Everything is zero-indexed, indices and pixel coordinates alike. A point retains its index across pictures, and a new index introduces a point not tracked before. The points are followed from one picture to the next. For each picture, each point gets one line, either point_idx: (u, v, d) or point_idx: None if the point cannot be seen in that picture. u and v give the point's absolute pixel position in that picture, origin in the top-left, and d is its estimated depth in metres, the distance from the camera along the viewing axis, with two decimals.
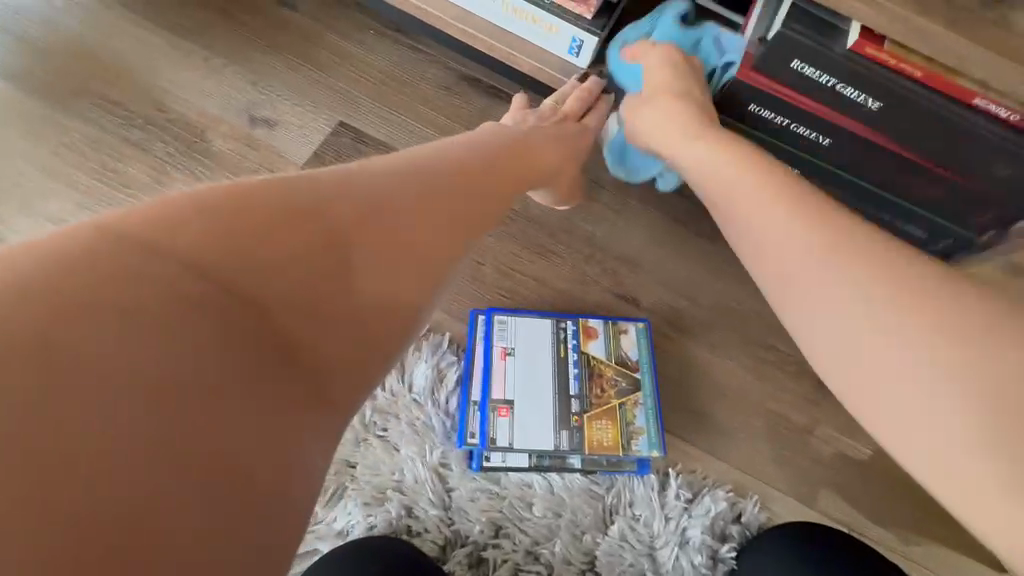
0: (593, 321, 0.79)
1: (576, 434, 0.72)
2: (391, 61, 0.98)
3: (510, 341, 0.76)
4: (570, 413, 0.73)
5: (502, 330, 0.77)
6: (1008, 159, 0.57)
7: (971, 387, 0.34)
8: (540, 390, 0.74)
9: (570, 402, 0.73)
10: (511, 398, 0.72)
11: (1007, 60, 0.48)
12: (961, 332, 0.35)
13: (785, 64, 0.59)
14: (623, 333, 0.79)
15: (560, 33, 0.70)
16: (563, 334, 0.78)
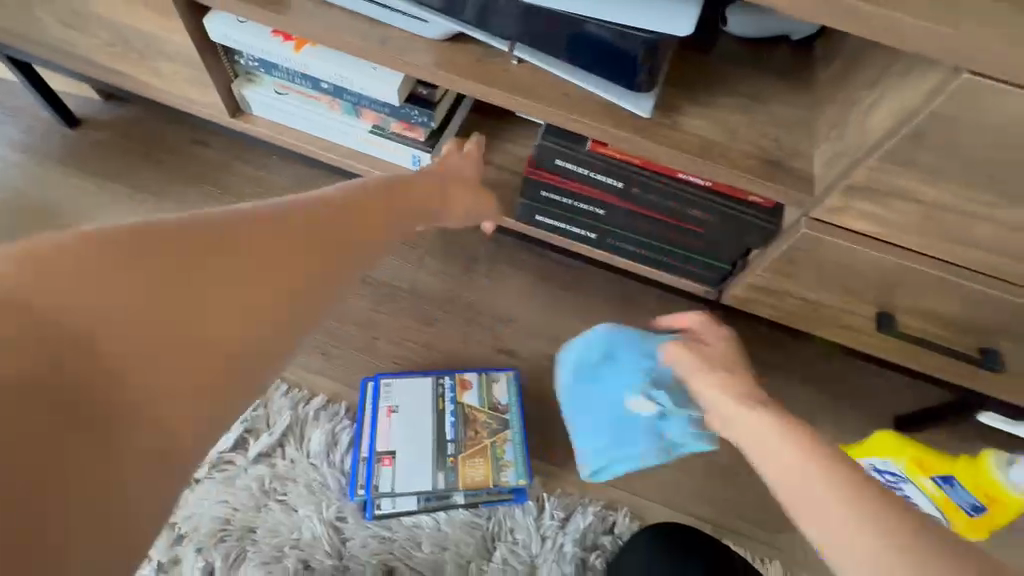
0: (469, 373, 0.93)
1: (451, 473, 0.84)
2: (292, 178, 1.17)
3: (394, 400, 0.89)
4: (446, 455, 0.85)
5: (388, 392, 0.90)
6: (718, 215, 0.76)
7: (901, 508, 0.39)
8: (419, 440, 0.86)
9: (446, 446, 0.86)
10: (394, 450, 0.84)
11: (677, 150, 0.69)
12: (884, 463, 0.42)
13: (552, 163, 0.79)
14: (494, 381, 0.93)
15: (404, 152, 0.91)
16: (441, 388, 0.92)
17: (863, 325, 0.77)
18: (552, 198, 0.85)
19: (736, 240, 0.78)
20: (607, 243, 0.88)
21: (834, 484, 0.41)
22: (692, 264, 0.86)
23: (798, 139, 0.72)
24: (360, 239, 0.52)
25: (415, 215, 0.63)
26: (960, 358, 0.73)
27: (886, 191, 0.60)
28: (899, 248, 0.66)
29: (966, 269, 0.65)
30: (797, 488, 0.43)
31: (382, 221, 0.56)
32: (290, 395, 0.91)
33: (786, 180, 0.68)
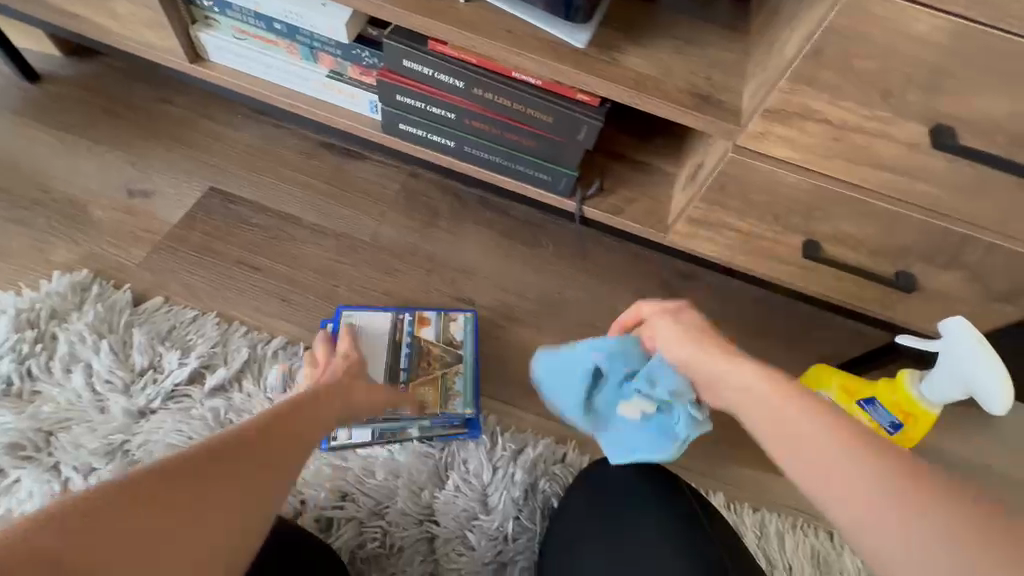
0: (428, 314, 0.95)
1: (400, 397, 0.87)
2: (257, 135, 1.18)
3: (351, 330, 0.92)
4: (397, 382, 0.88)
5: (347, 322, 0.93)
6: (549, 112, 0.80)
7: (941, 517, 0.40)
8: (372, 364, 0.89)
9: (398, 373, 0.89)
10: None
11: (613, 83, 0.73)
12: (903, 480, 0.42)
13: (400, 63, 0.82)
14: (452, 321, 0.96)
15: (361, 98, 0.93)
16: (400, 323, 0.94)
17: (791, 256, 0.83)
18: (406, 102, 0.87)
19: (572, 136, 0.82)
20: (465, 149, 0.91)
21: (886, 516, 0.41)
22: (543, 169, 0.89)
23: (727, 77, 0.77)
24: (295, 439, 0.52)
25: (352, 395, 0.66)
26: (875, 279, 0.80)
27: (799, 113, 0.65)
28: (817, 173, 0.71)
29: (876, 191, 0.70)
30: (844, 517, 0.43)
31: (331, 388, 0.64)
32: (249, 336, 0.94)
33: (715, 112, 0.72)
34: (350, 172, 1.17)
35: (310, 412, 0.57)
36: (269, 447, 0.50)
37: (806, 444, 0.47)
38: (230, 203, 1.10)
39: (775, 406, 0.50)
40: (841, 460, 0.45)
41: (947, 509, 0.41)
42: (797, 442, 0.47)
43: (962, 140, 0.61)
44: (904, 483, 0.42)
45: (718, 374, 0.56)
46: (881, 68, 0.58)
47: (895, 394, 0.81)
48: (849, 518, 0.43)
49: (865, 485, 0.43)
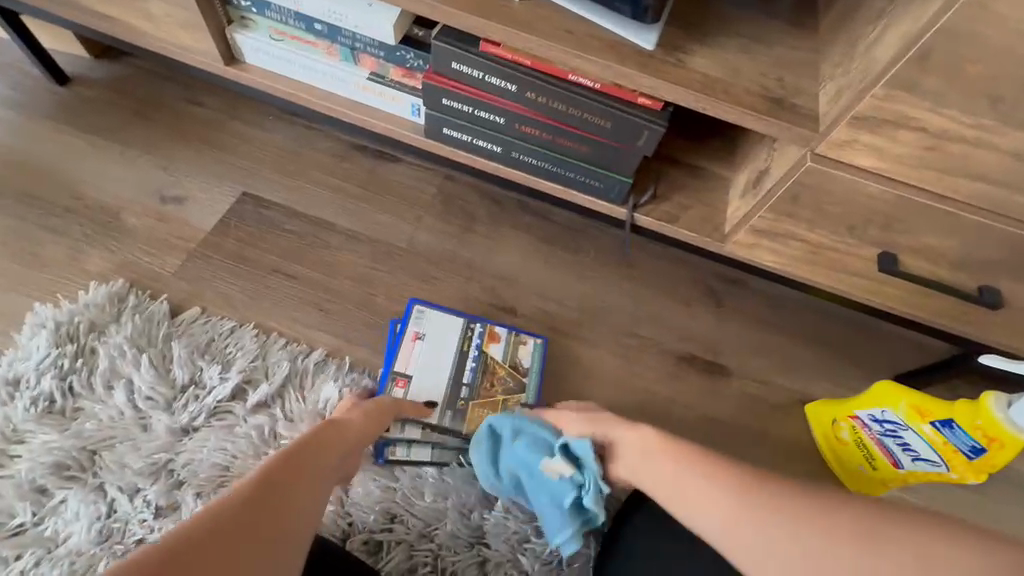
0: (501, 334, 0.92)
1: (457, 415, 0.85)
2: (288, 138, 1.15)
3: (418, 326, 0.89)
4: (458, 398, 0.86)
5: (419, 317, 0.91)
6: (608, 116, 0.75)
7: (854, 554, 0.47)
8: (437, 372, 0.87)
9: (461, 388, 0.86)
10: (410, 373, 0.86)
11: (681, 87, 0.69)
12: (817, 526, 0.49)
13: (448, 66, 0.78)
14: (522, 343, 0.93)
15: (404, 101, 0.89)
16: (471, 332, 0.91)
17: (863, 269, 0.78)
18: (453, 106, 0.83)
19: (631, 142, 0.78)
20: (512, 155, 0.86)
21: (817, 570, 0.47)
22: (595, 175, 0.84)
23: (800, 79, 0.72)
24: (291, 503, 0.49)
25: (347, 439, 0.62)
26: (958, 296, 0.74)
27: (891, 120, 0.60)
28: (903, 182, 0.65)
29: (967, 202, 0.65)
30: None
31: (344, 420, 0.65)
32: (289, 349, 0.92)
33: (791, 117, 0.67)
34: (384, 176, 1.14)
35: (305, 464, 0.53)
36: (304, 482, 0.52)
37: (737, 526, 0.52)
38: (264, 208, 1.07)
39: (700, 485, 0.55)
40: (766, 528, 0.50)
41: (853, 545, 0.48)
42: (762, 554, 0.49)
43: None
44: (819, 530, 0.49)
45: (666, 484, 0.59)
46: (992, 72, 0.53)
47: (978, 418, 0.76)
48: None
49: (790, 545, 0.49)
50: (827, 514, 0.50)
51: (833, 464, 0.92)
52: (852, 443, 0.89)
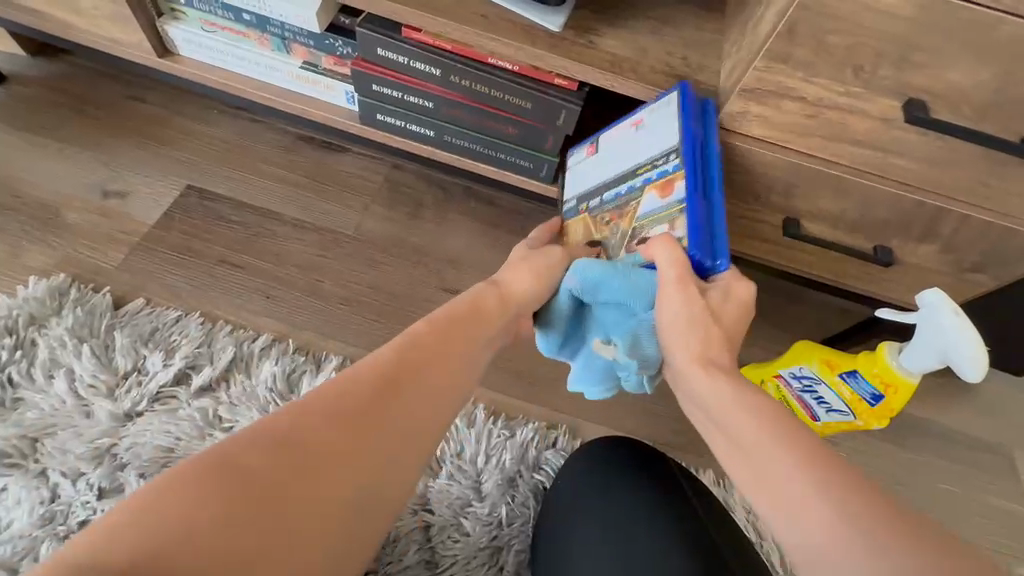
0: (670, 197, 0.67)
1: (568, 214, 0.83)
2: (232, 130, 1.16)
3: (652, 118, 0.74)
4: (584, 201, 0.81)
5: (665, 104, 0.72)
6: (529, 97, 0.79)
7: (813, 475, 0.46)
8: (604, 165, 0.79)
9: (597, 195, 0.78)
10: (600, 148, 0.81)
11: (590, 66, 0.73)
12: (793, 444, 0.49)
13: (375, 52, 0.81)
14: (675, 221, 0.66)
15: (337, 89, 0.91)
16: (660, 160, 0.70)
17: (772, 234, 0.83)
18: (383, 92, 0.86)
19: (553, 121, 0.82)
20: (445, 138, 0.90)
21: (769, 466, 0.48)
22: (524, 155, 0.88)
23: (704, 57, 0.77)
24: (405, 398, 0.51)
25: (495, 321, 0.63)
26: (854, 256, 0.81)
27: (773, 91, 0.65)
28: (794, 150, 0.71)
29: (853, 166, 0.71)
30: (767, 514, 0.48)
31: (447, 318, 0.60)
32: (234, 334, 0.94)
33: (692, 92, 0.72)
34: (331, 166, 1.16)
35: (424, 373, 0.54)
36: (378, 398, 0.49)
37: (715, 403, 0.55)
38: (208, 200, 1.09)
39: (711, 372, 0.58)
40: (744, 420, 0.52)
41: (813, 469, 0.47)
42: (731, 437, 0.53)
43: (933, 113, 0.62)
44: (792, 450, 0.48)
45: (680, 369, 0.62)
46: (852, 43, 0.59)
47: (876, 366, 0.84)
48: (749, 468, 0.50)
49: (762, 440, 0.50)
50: (813, 454, 0.48)
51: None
52: (777, 402, 0.92)
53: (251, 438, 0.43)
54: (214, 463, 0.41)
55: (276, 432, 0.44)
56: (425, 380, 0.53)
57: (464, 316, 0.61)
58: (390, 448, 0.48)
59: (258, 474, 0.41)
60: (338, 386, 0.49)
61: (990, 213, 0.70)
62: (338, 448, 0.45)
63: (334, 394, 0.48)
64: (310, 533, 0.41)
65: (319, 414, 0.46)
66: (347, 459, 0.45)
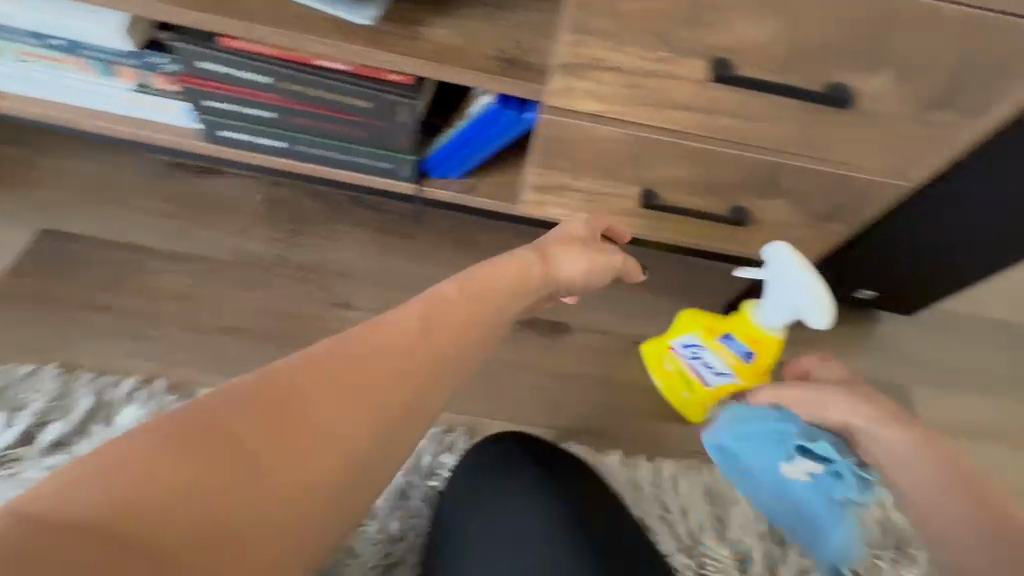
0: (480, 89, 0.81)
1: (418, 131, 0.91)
2: (92, 163, 1.09)
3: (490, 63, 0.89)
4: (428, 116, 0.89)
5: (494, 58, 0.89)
6: (363, 96, 0.77)
7: (948, 483, 0.60)
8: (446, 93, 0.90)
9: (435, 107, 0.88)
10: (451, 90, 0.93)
11: (414, 59, 0.71)
12: (948, 484, 0.60)
13: (196, 66, 0.77)
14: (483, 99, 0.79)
15: (175, 108, 0.87)
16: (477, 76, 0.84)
17: (631, 208, 0.82)
18: (218, 106, 0.82)
19: (395, 119, 0.79)
20: (296, 148, 0.87)
21: (927, 500, 0.60)
22: (378, 157, 0.86)
23: (536, 39, 0.76)
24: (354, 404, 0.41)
25: (496, 292, 0.55)
26: (712, 220, 0.81)
27: (588, 65, 0.65)
28: (626, 122, 0.71)
29: (686, 132, 0.71)
30: (900, 450, 0.64)
31: (460, 306, 0.51)
32: (95, 382, 0.89)
33: (520, 76, 0.72)
34: (204, 190, 1.10)
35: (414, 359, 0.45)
36: (318, 407, 0.40)
37: (901, 453, 0.63)
38: (66, 241, 1.02)
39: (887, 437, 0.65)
40: (913, 461, 0.62)
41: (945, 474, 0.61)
42: (911, 470, 0.62)
43: (741, 70, 0.63)
44: (949, 494, 0.59)
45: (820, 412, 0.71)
46: (645, 9, 0.59)
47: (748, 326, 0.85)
48: (903, 477, 0.63)
49: (937, 486, 0.60)
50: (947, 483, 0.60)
51: (669, 396, 0.99)
52: (675, 372, 0.97)
53: (127, 461, 0.34)
54: (120, 461, 0.34)
55: (177, 451, 0.35)
56: (434, 368, 0.46)
57: (493, 281, 0.56)
58: (359, 450, 0.40)
59: (201, 468, 0.35)
60: (264, 390, 0.39)
61: (822, 162, 0.71)
62: (247, 463, 0.37)
63: (308, 373, 0.41)
64: (242, 529, 0.35)
65: (223, 429, 0.37)
66: (302, 457, 0.38)
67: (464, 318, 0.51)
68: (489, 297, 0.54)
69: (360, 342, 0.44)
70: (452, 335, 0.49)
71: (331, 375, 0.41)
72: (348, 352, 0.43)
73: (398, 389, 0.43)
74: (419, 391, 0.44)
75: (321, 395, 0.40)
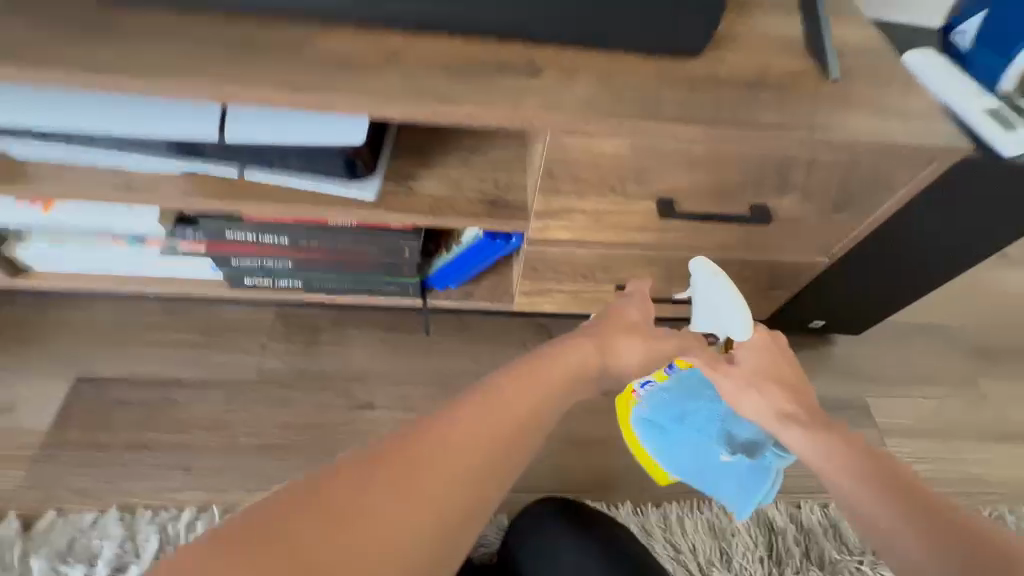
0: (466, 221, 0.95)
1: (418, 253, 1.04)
2: (113, 308, 1.18)
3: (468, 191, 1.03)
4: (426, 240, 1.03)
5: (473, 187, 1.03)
6: (373, 243, 0.90)
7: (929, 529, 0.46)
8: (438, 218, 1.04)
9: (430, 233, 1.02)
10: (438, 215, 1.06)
11: (414, 213, 0.84)
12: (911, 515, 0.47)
13: (225, 235, 0.89)
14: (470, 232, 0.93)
15: (201, 264, 0.98)
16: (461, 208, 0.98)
17: (610, 300, 0.97)
18: (243, 263, 0.94)
19: (402, 255, 0.93)
20: (314, 285, 0.99)
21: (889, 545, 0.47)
22: (388, 284, 0.99)
23: (512, 176, 0.90)
24: (412, 514, 0.35)
25: (550, 384, 0.47)
26: (678, 302, 0.96)
27: (561, 210, 0.79)
28: (597, 243, 0.85)
29: (647, 244, 0.86)
30: (837, 468, 0.53)
31: (525, 396, 0.45)
32: (155, 520, 0.98)
33: (505, 215, 0.85)
34: (221, 316, 1.21)
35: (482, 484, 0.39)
36: (377, 518, 0.34)
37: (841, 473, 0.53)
38: (101, 387, 1.11)
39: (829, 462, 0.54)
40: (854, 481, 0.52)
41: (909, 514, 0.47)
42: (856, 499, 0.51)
43: (683, 202, 0.78)
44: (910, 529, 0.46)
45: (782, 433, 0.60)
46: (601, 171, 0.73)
47: None
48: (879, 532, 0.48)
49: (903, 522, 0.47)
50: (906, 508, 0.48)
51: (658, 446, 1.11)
52: None
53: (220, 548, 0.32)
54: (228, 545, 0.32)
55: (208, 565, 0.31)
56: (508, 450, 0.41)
57: (553, 366, 0.50)
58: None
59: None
60: (334, 479, 0.35)
61: (757, 254, 0.88)
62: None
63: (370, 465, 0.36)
64: None
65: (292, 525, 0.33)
66: None
67: (517, 416, 0.43)
68: (539, 389, 0.46)
69: (455, 426, 0.40)
70: (505, 434, 0.41)
71: (394, 468, 0.36)
72: (406, 449, 0.38)
73: (448, 485, 0.37)
74: (465, 521, 0.37)
75: (369, 491, 0.35)
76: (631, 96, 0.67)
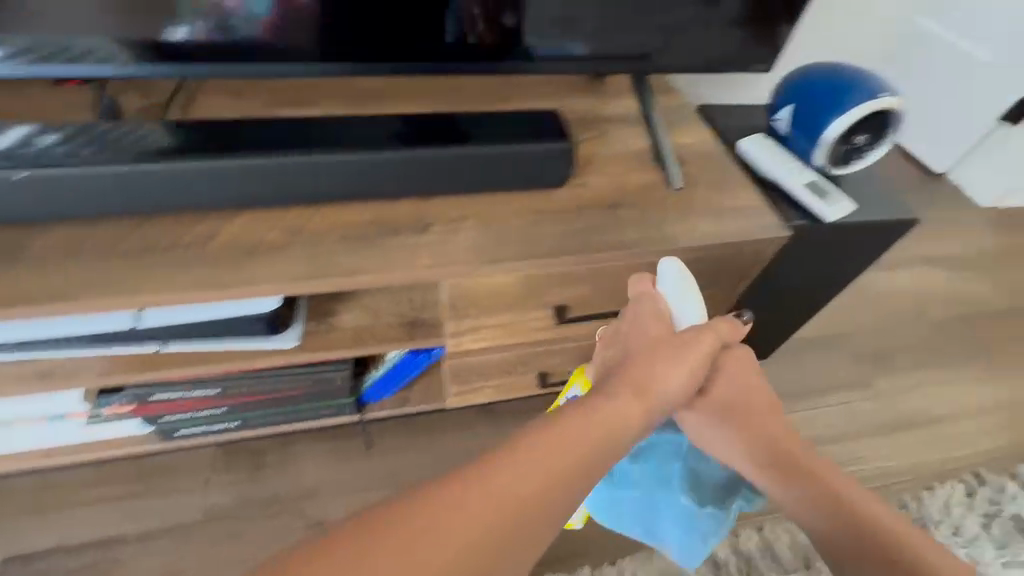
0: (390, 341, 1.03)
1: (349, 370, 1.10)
2: (39, 474, 1.14)
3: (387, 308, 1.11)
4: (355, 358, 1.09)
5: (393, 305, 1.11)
6: (303, 378, 0.96)
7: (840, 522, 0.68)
8: None
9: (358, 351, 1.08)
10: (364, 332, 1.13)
11: (336, 349, 0.90)
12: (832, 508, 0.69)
13: (152, 397, 0.91)
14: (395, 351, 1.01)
15: (130, 422, 0.98)
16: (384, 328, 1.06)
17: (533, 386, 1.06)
18: (174, 417, 0.96)
19: (332, 383, 0.99)
20: (251, 423, 1.02)
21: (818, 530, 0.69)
22: (324, 408, 1.04)
23: (425, 294, 0.99)
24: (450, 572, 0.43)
25: (577, 445, 0.55)
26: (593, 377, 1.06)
27: (470, 328, 0.88)
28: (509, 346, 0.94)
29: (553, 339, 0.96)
30: (781, 482, 0.72)
31: (558, 453, 0.53)
32: None
33: (422, 334, 0.93)
34: (158, 459, 1.19)
35: (511, 544, 0.47)
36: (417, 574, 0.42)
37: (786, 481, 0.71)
38: (33, 564, 1.06)
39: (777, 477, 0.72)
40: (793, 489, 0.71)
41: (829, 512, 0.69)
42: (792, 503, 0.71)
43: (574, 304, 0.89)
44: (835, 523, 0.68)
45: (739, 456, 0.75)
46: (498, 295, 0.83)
47: None
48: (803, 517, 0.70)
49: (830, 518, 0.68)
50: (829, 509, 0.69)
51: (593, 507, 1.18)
52: None
53: None
54: None
55: None
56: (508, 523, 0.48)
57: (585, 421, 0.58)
58: None
59: None
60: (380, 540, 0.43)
61: None
62: None
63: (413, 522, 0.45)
64: None
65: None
66: None
67: (550, 477, 0.52)
68: (567, 446, 0.55)
69: (489, 490, 0.48)
70: (531, 492, 0.50)
71: (436, 530, 0.45)
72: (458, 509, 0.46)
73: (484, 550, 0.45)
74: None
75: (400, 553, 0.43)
76: (509, 235, 0.79)
